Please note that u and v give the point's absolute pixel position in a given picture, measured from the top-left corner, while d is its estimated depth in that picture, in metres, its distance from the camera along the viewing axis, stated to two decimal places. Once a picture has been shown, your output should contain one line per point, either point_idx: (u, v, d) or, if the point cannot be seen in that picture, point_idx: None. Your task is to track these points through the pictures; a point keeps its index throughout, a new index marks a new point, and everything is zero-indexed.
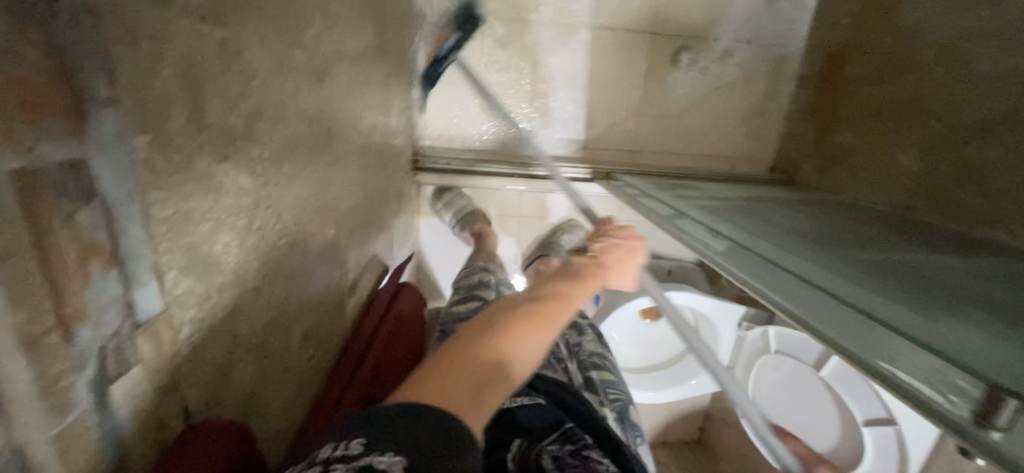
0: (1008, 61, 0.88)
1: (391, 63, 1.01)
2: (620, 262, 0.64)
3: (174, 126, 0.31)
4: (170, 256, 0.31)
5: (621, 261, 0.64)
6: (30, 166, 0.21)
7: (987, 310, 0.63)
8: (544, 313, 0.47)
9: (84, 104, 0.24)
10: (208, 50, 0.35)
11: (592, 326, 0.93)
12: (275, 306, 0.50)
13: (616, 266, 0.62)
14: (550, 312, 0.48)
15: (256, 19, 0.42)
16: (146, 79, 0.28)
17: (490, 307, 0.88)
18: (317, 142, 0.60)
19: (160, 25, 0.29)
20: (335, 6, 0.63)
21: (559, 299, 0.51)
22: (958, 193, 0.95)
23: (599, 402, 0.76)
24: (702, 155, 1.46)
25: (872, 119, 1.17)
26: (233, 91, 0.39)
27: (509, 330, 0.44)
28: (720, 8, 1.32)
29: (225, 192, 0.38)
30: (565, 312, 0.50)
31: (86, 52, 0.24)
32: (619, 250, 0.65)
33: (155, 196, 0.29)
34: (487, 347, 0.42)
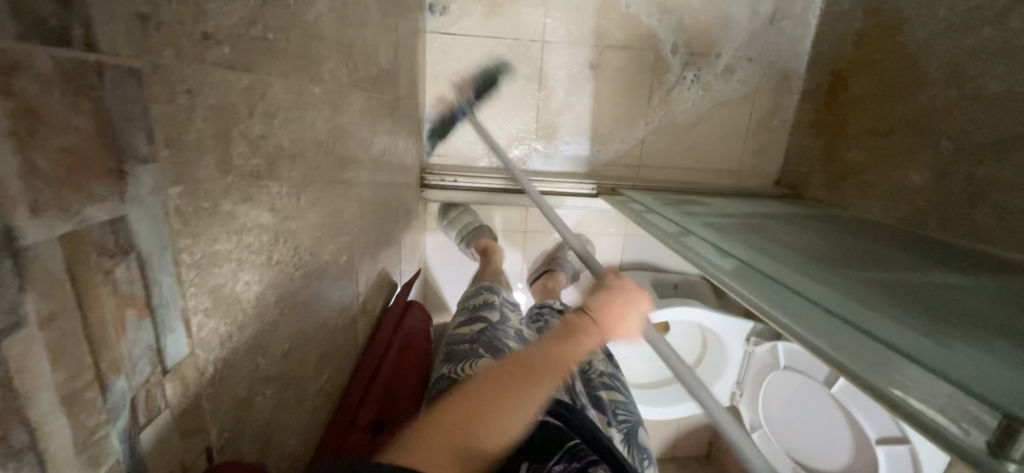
0: (1015, 83, 0.88)
1: (401, 86, 1.04)
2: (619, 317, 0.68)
3: (202, 173, 0.32)
4: (196, 300, 0.32)
5: (624, 316, 0.68)
6: (76, 228, 0.22)
7: (1005, 337, 0.63)
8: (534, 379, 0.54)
9: (124, 162, 0.25)
10: (234, 96, 0.36)
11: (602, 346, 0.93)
12: (292, 336, 0.51)
13: (615, 321, 0.68)
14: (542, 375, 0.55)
15: (277, 61, 0.43)
16: (177, 131, 0.29)
17: (494, 328, 0.88)
18: (332, 171, 0.62)
19: (191, 79, 0.30)
20: (349, 39, 0.65)
21: (553, 367, 0.57)
22: (969, 210, 0.95)
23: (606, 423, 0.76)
24: (707, 170, 1.47)
25: (880, 136, 1.18)
26: (256, 132, 0.40)
27: (501, 398, 0.50)
28: (722, 27, 1.34)
29: (247, 231, 0.39)
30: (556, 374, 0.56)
31: (127, 114, 0.25)
32: (619, 306, 0.69)
33: (184, 243, 0.30)
34: (481, 409, 0.49)
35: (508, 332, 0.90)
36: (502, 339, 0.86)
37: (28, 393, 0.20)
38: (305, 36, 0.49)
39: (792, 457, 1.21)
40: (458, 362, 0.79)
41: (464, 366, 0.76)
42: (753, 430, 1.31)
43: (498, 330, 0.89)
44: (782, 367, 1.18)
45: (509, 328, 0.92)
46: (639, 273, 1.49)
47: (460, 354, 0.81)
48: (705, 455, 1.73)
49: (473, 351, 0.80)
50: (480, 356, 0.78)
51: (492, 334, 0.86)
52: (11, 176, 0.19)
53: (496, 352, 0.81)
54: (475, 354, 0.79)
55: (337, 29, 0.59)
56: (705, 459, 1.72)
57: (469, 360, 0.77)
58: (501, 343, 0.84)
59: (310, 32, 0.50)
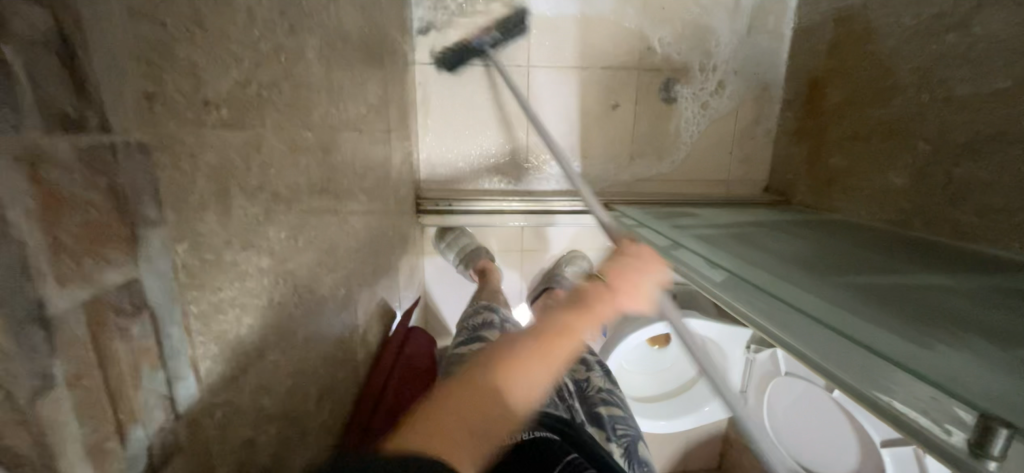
0: (983, 84, 0.92)
1: (392, 118, 1.07)
2: (633, 285, 0.65)
3: (205, 227, 0.35)
4: (204, 347, 0.34)
5: (638, 286, 0.66)
6: (96, 292, 0.25)
7: (985, 335, 0.65)
8: (542, 354, 0.49)
9: (136, 228, 0.27)
10: (232, 154, 0.39)
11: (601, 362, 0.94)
12: (294, 373, 0.53)
13: (629, 290, 0.64)
14: (553, 348, 0.51)
15: (271, 114, 0.47)
16: (183, 194, 0.32)
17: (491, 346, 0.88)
18: (327, 208, 0.65)
19: (193, 144, 0.33)
20: (339, 82, 0.68)
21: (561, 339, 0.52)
22: (951, 209, 0.98)
23: (605, 438, 0.78)
24: (695, 181, 1.50)
25: (860, 142, 1.21)
26: (253, 183, 0.43)
27: (507, 379, 0.46)
28: (700, 44, 1.39)
29: (248, 276, 0.41)
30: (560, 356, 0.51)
31: (138, 183, 0.28)
32: (634, 274, 0.66)
33: (191, 295, 0.33)
34: (487, 393, 0.45)
35: None
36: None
37: (57, 448, 0.22)
38: (297, 88, 0.53)
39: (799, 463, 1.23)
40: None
41: None
42: None
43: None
44: (783, 373, 1.20)
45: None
46: None
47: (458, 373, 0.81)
48: (717, 466, 1.70)
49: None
50: None
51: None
52: (41, 253, 0.21)
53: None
54: None
55: (327, 76, 0.63)
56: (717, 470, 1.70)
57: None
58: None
59: (301, 82, 0.54)
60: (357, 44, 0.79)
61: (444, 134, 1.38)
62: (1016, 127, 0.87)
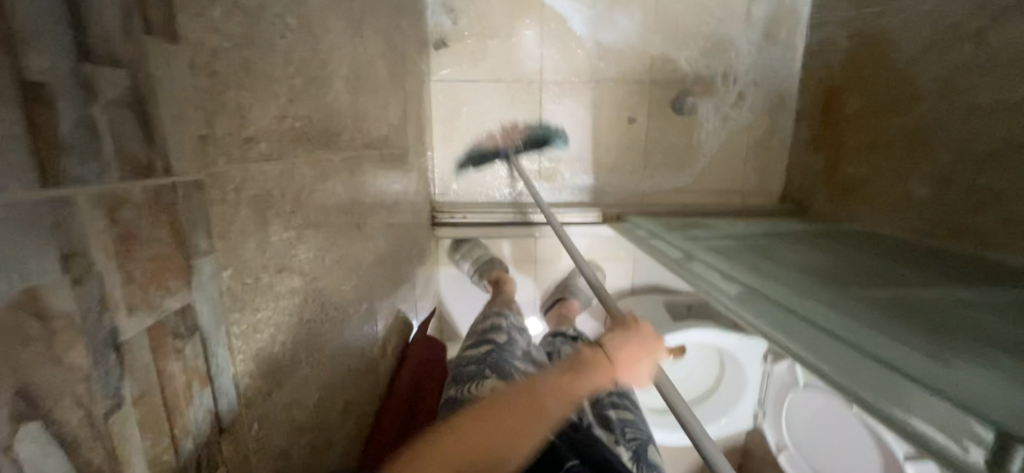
0: (1005, 94, 0.91)
1: (410, 135, 1.11)
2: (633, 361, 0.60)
3: (247, 253, 0.38)
4: (245, 365, 0.37)
5: (637, 358, 0.60)
6: (158, 319, 0.28)
7: (1008, 351, 0.64)
8: (518, 432, 0.51)
9: (190, 258, 0.31)
10: (270, 183, 0.42)
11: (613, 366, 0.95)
12: (321, 385, 0.56)
13: (628, 365, 0.59)
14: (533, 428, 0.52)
15: (303, 142, 0.50)
16: (228, 224, 0.35)
17: (499, 349, 0.91)
18: (351, 226, 0.67)
19: (238, 177, 0.37)
20: (362, 104, 0.71)
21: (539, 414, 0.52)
22: (976, 219, 0.97)
23: (613, 441, 0.78)
24: (709, 191, 1.50)
25: (879, 151, 1.21)
26: (287, 208, 0.46)
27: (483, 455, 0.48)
28: (713, 56, 1.40)
29: (281, 296, 0.44)
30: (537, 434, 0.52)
31: (193, 217, 0.31)
32: (635, 346, 0.61)
33: (234, 317, 0.36)
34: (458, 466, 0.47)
35: (515, 354, 0.92)
36: (510, 360, 0.89)
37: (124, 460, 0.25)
38: (326, 115, 0.56)
39: None
40: (465, 383, 0.81)
41: (470, 386, 0.78)
42: (779, 452, 1.32)
43: (504, 351, 0.91)
44: (803, 385, 1.20)
45: (517, 349, 0.95)
46: (652, 296, 1.50)
47: (467, 375, 0.83)
48: None
49: (479, 372, 0.82)
50: (486, 377, 0.80)
51: (498, 354, 0.88)
52: (115, 286, 0.25)
53: (502, 373, 0.83)
54: (481, 375, 0.81)
55: (352, 101, 0.65)
56: None
57: (475, 382, 0.79)
58: (507, 364, 0.86)
59: (330, 109, 0.57)
60: (379, 67, 0.82)
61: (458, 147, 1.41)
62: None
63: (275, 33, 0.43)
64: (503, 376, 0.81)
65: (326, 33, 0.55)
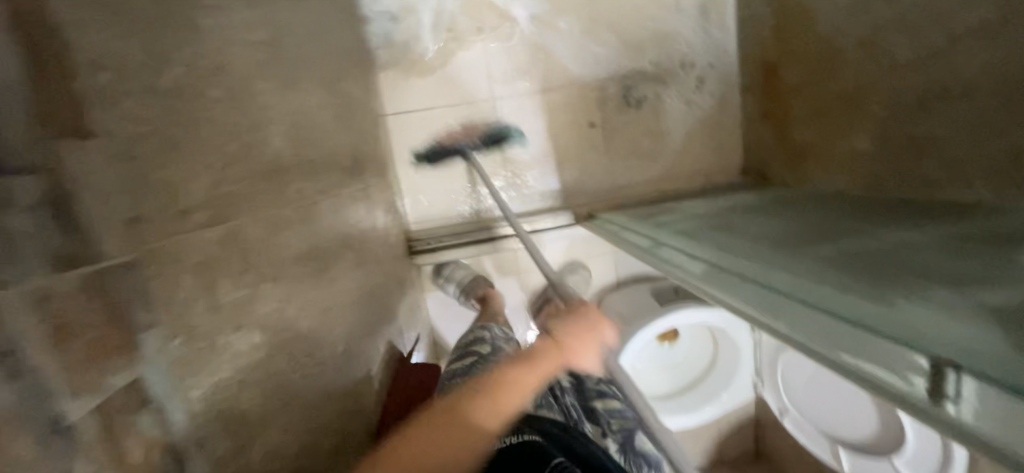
0: (920, 45, 0.97)
1: (369, 174, 1.13)
2: (581, 340, 0.68)
3: (195, 318, 0.44)
4: (200, 420, 0.44)
5: (586, 342, 0.69)
6: (105, 393, 0.35)
7: (947, 284, 0.69)
8: (488, 405, 0.59)
9: (134, 334, 0.38)
10: (215, 251, 0.47)
11: None
12: (300, 433, 0.58)
13: (577, 346, 0.68)
14: (496, 404, 0.60)
15: (247, 206, 0.52)
16: (171, 296, 0.42)
17: (485, 360, 0.93)
18: (316, 273, 0.69)
19: (177, 254, 0.43)
20: (310, 154, 0.73)
21: (502, 388, 0.61)
22: (917, 164, 1.01)
23: (600, 433, 0.84)
24: (674, 176, 1.54)
25: (821, 113, 1.26)
26: (237, 268, 0.49)
27: (450, 429, 0.56)
28: (652, 48, 1.44)
29: (242, 350, 0.49)
30: (507, 400, 0.61)
31: (133, 299, 0.38)
32: (580, 328, 0.69)
33: (185, 377, 0.43)
34: (435, 441, 0.55)
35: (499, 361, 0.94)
36: (493, 368, 0.91)
37: None
38: (270, 173, 0.58)
39: (826, 432, 1.23)
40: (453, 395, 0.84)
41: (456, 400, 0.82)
42: (783, 414, 1.34)
43: (490, 361, 0.93)
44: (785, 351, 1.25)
45: (501, 357, 0.96)
46: (639, 288, 1.52)
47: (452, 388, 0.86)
48: (754, 452, 1.66)
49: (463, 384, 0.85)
50: None
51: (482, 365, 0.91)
52: (52, 370, 0.32)
53: None
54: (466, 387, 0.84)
55: (298, 153, 0.67)
56: (755, 456, 1.66)
57: None
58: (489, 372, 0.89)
59: (273, 166, 0.59)
60: (323, 115, 0.84)
61: (426, 174, 1.45)
62: (959, 73, 0.91)
63: (199, 105, 0.47)
64: None
65: (257, 96, 0.57)
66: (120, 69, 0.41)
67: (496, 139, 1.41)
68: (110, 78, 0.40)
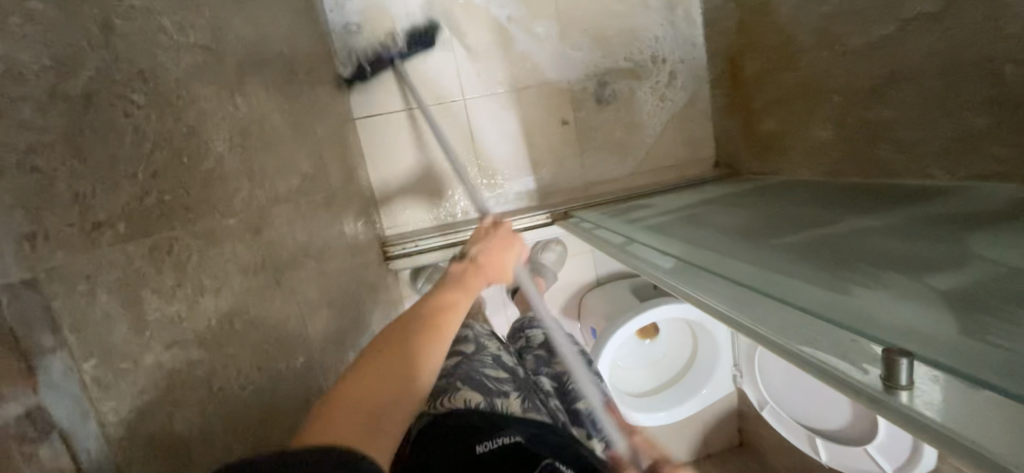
0: (870, 34, 0.99)
1: (335, 179, 1.10)
2: (494, 260, 0.78)
3: (116, 338, 0.41)
4: (127, 444, 0.41)
5: (497, 260, 0.78)
6: (1, 424, 0.33)
7: (901, 270, 0.70)
8: (436, 323, 0.60)
9: (31, 360, 0.36)
10: (141, 265, 0.44)
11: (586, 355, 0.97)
12: (253, 452, 0.55)
13: (492, 264, 0.77)
14: (439, 320, 0.61)
15: (186, 216, 0.49)
16: (83, 315, 0.39)
17: (467, 359, 0.84)
18: (271, 284, 0.66)
19: (92, 269, 0.40)
20: (260, 160, 0.71)
21: (444, 311, 0.63)
22: (874, 150, 1.03)
23: (589, 436, 0.83)
24: (647, 171, 1.55)
25: (784, 104, 1.28)
26: (171, 283, 0.46)
27: (404, 348, 0.54)
28: (620, 44, 1.45)
29: (173, 371, 0.46)
30: (453, 320, 0.63)
31: (30, 321, 0.36)
32: (493, 252, 0.79)
33: (105, 403, 0.40)
34: (390, 359, 0.52)
35: (486, 359, 0.85)
36: (480, 368, 0.83)
37: None
38: (211, 181, 0.55)
39: (802, 423, 1.24)
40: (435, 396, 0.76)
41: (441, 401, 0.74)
42: (762, 407, 1.35)
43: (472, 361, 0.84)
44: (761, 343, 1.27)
45: (487, 354, 0.87)
46: (617, 285, 1.51)
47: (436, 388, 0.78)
48: (738, 442, 1.67)
49: (449, 385, 0.77)
50: (457, 389, 0.76)
51: (468, 366, 0.82)
52: None
53: (476, 384, 0.78)
54: (450, 388, 0.77)
55: (244, 162, 0.65)
56: (739, 446, 1.67)
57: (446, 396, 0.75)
58: (477, 371, 0.81)
59: (216, 174, 0.56)
60: (277, 121, 0.82)
61: (399, 177, 1.43)
62: (911, 60, 0.92)
63: (115, 113, 0.43)
64: (477, 388, 0.77)
65: (194, 101, 0.55)
66: (29, 71, 0.38)
67: (429, 43, 1.36)
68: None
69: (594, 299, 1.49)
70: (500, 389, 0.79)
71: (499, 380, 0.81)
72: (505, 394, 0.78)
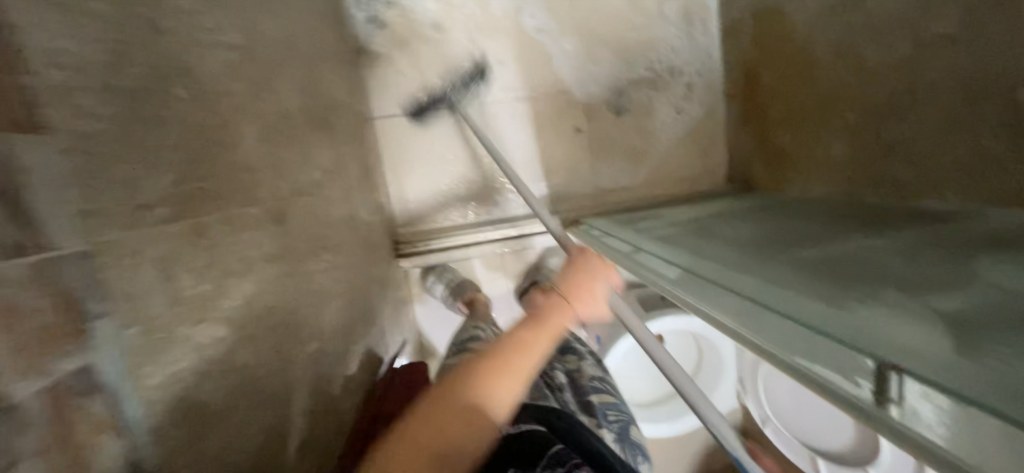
0: (888, 54, 0.99)
1: (352, 177, 1.14)
2: (584, 294, 0.76)
3: (155, 309, 0.43)
4: (162, 412, 0.43)
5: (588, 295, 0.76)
6: (50, 380, 0.35)
7: (904, 289, 0.71)
8: (509, 365, 0.61)
9: (84, 321, 0.38)
10: (178, 243, 0.47)
11: (591, 352, 1.00)
12: (266, 429, 0.58)
13: (582, 298, 0.75)
14: (512, 362, 0.62)
15: (213, 202, 0.53)
16: (129, 285, 0.41)
17: None
18: (289, 271, 0.69)
19: (138, 243, 0.42)
20: (284, 154, 0.74)
21: (520, 349, 0.63)
22: (888, 170, 1.03)
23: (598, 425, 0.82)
24: (658, 182, 1.56)
25: (799, 120, 1.29)
26: (203, 263, 0.49)
27: (472, 390, 0.58)
28: (635, 57, 1.47)
29: (204, 346, 0.48)
30: (527, 360, 0.63)
31: (82, 286, 0.38)
32: (582, 283, 0.77)
33: (145, 370, 0.42)
34: (458, 402, 0.57)
35: None
36: None
37: None
38: (239, 170, 0.59)
39: (805, 443, 1.24)
40: None
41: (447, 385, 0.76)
42: (764, 425, 1.34)
43: None
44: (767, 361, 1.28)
45: None
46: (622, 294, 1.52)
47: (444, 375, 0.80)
48: None
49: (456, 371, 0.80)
50: None
51: None
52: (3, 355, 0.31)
53: None
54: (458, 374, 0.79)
55: (269, 154, 0.68)
56: None
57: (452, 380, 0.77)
58: None
59: (243, 165, 0.60)
60: (300, 117, 0.85)
61: (414, 176, 1.46)
62: (925, 81, 0.93)
63: (161, 103, 0.47)
64: None
65: (227, 95, 0.58)
66: (94, 54, 0.41)
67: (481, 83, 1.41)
68: (64, 76, 0.38)
69: None
70: None
71: None
72: None
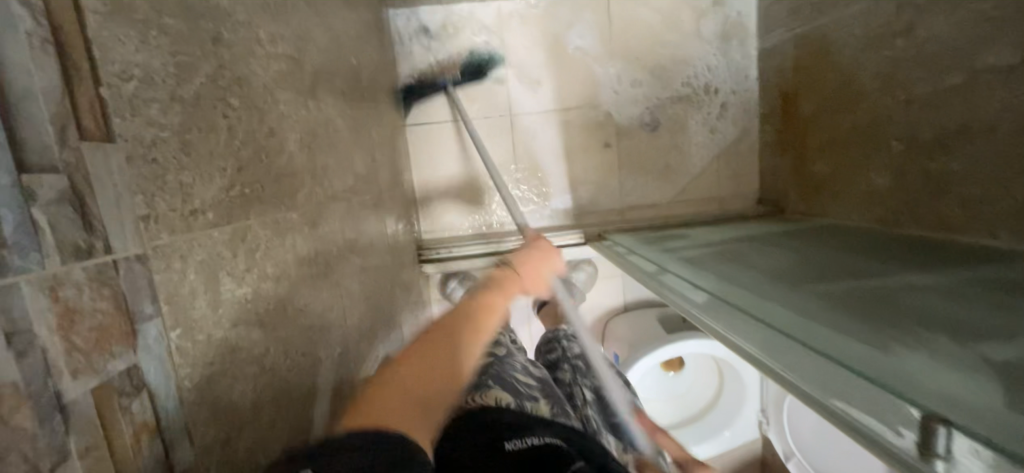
0: (939, 83, 0.95)
1: (383, 182, 1.16)
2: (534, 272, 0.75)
3: (196, 312, 0.45)
4: (197, 413, 0.44)
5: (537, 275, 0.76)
6: (102, 380, 0.35)
7: (948, 335, 0.68)
8: (480, 323, 0.58)
9: (134, 323, 0.38)
10: (220, 248, 0.49)
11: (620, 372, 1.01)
12: (292, 429, 0.59)
13: (533, 277, 0.75)
14: (484, 321, 0.59)
15: (255, 208, 0.54)
16: (174, 288, 0.43)
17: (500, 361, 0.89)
18: (320, 275, 0.70)
19: (185, 247, 0.44)
20: (323, 160, 0.76)
21: (488, 311, 0.60)
22: (934, 204, 0.99)
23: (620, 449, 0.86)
24: (687, 201, 1.54)
25: (838, 146, 1.25)
26: (241, 267, 0.51)
27: (452, 340, 0.54)
28: (669, 75, 1.46)
29: (237, 348, 0.49)
30: (495, 323, 0.61)
31: (136, 289, 0.39)
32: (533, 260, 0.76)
33: (184, 372, 0.43)
34: (440, 352, 0.52)
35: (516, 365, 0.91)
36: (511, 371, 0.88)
37: None
38: (280, 176, 0.61)
39: None
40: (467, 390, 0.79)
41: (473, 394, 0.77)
42: (787, 459, 1.28)
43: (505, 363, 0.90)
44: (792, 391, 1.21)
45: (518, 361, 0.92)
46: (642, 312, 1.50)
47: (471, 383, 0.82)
48: None
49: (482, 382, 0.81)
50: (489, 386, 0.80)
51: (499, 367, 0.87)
52: (58, 355, 0.32)
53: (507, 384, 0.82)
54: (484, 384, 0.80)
55: (310, 161, 0.70)
56: None
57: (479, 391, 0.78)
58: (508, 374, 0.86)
59: (284, 171, 0.61)
60: (339, 124, 0.88)
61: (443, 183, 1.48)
62: (981, 113, 0.88)
63: (214, 113, 0.49)
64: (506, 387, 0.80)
65: (274, 104, 0.61)
66: (159, 66, 0.42)
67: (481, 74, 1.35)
68: (135, 86, 0.40)
69: (619, 325, 1.48)
70: (529, 392, 0.82)
71: (529, 385, 0.85)
72: (534, 398, 0.81)
